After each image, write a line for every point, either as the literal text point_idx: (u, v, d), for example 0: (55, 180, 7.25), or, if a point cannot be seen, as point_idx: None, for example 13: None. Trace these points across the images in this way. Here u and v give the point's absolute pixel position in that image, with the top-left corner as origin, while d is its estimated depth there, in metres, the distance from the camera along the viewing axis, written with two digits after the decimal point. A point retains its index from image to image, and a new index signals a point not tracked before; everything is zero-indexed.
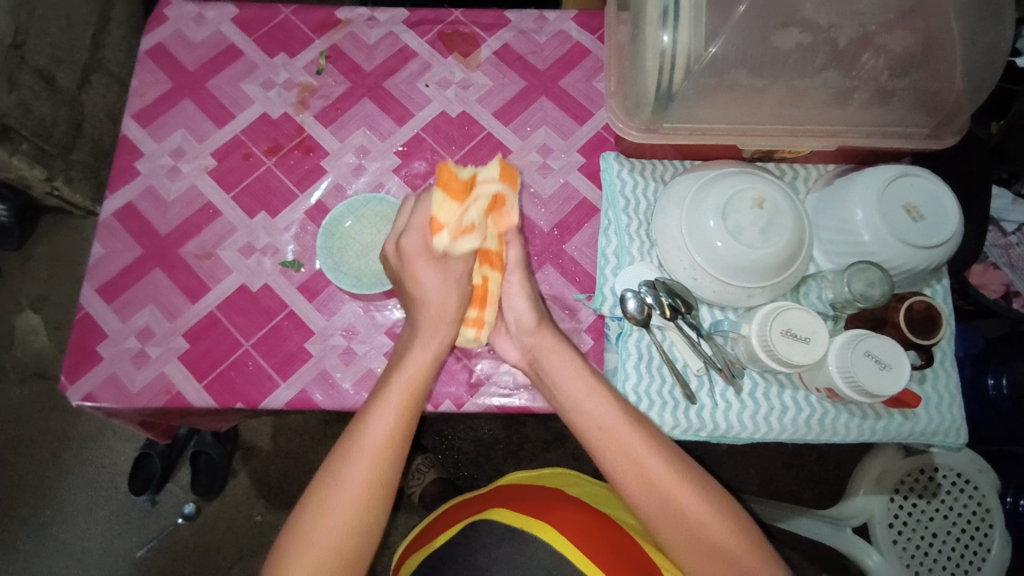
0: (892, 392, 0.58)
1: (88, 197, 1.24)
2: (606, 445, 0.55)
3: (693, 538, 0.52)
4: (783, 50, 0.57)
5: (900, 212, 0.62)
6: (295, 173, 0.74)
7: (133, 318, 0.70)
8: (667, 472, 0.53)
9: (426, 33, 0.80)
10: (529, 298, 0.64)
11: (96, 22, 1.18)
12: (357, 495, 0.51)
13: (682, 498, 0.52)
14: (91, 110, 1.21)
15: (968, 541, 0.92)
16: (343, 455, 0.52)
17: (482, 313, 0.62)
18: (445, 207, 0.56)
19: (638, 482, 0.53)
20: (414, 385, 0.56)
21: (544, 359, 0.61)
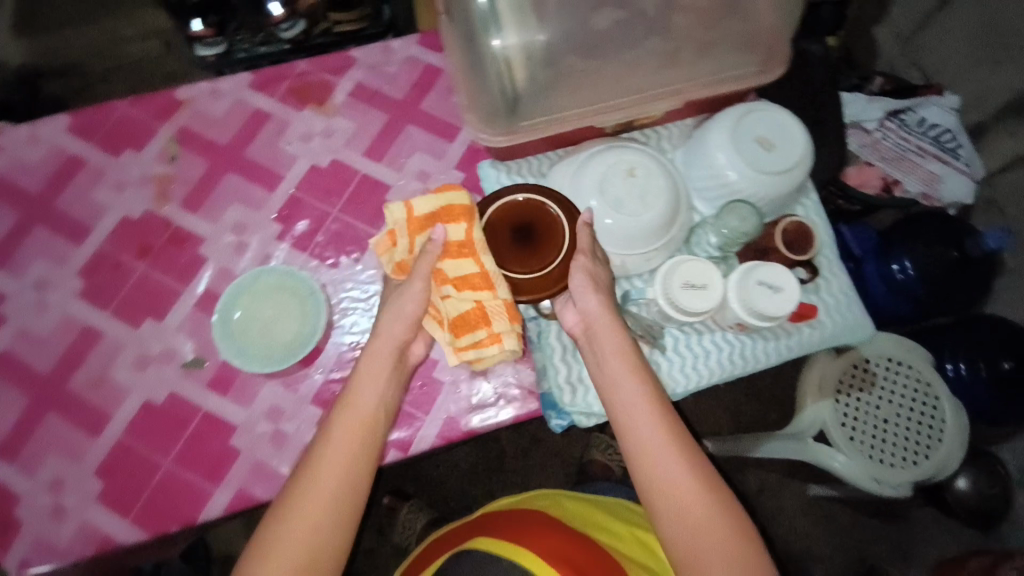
0: (790, 310, 0.62)
1: None
2: (622, 426, 0.56)
3: (685, 527, 0.51)
4: (602, 29, 0.60)
5: (754, 145, 0.67)
6: (174, 270, 0.71)
7: (40, 470, 0.66)
8: (674, 457, 0.53)
9: (275, 91, 0.78)
10: (590, 277, 0.61)
11: None
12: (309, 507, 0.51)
13: (681, 488, 0.52)
14: None
15: (920, 418, 0.99)
16: (304, 487, 0.52)
17: (493, 327, 0.62)
18: (385, 241, 0.64)
19: (646, 464, 0.53)
20: (371, 418, 0.57)
21: (590, 328, 0.60)
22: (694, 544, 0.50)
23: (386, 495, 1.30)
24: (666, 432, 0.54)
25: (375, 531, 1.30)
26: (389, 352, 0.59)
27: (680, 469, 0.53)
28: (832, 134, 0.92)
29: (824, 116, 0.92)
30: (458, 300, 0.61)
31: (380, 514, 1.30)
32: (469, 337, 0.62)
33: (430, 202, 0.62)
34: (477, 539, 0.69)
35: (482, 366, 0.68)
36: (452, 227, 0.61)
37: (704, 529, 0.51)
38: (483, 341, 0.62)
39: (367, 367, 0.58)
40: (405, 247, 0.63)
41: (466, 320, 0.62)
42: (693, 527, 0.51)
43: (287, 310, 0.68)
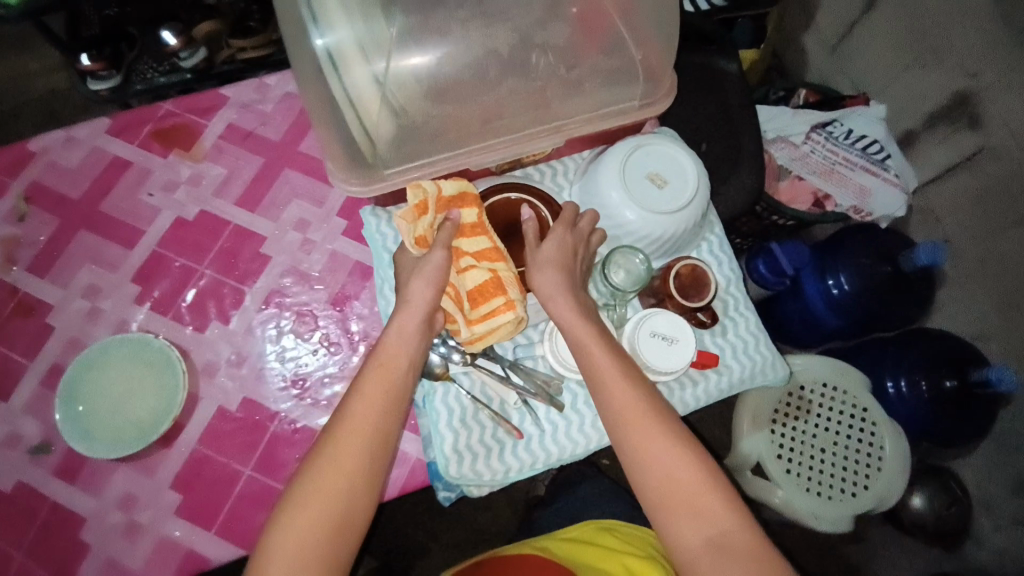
0: (688, 360, 0.60)
1: None
2: (595, 386, 0.55)
3: (655, 479, 0.51)
4: (454, 74, 0.56)
5: (644, 182, 0.63)
6: (21, 340, 0.65)
7: None
8: (646, 413, 0.53)
9: (136, 137, 0.72)
10: (561, 244, 0.59)
11: None
12: (317, 506, 0.48)
13: (652, 443, 0.51)
14: None
15: (858, 444, 0.96)
16: (307, 474, 0.49)
17: (509, 294, 0.58)
18: (410, 217, 0.58)
19: (624, 422, 0.53)
20: (394, 389, 0.53)
21: (566, 320, 0.57)
22: (667, 496, 0.50)
23: None
24: (634, 390, 0.54)
25: None
26: (412, 327, 0.55)
27: (652, 425, 0.52)
28: (749, 156, 0.88)
29: (737, 137, 0.89)
30: (477, 272, 0.59)
31: None
32: (481, 314, 0.59)
33: (452, 184, 0.59)
34: None
35: None
36: (466, 210, 0.60)
37: (704, 511, 0.49)
38: (498, 310, 0.58)
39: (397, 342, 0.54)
40: (429, 219, 0.58)
41: (483, 291, 0.58)
42: (665, 479, 0.50)
43: (145, 385, 0.62)
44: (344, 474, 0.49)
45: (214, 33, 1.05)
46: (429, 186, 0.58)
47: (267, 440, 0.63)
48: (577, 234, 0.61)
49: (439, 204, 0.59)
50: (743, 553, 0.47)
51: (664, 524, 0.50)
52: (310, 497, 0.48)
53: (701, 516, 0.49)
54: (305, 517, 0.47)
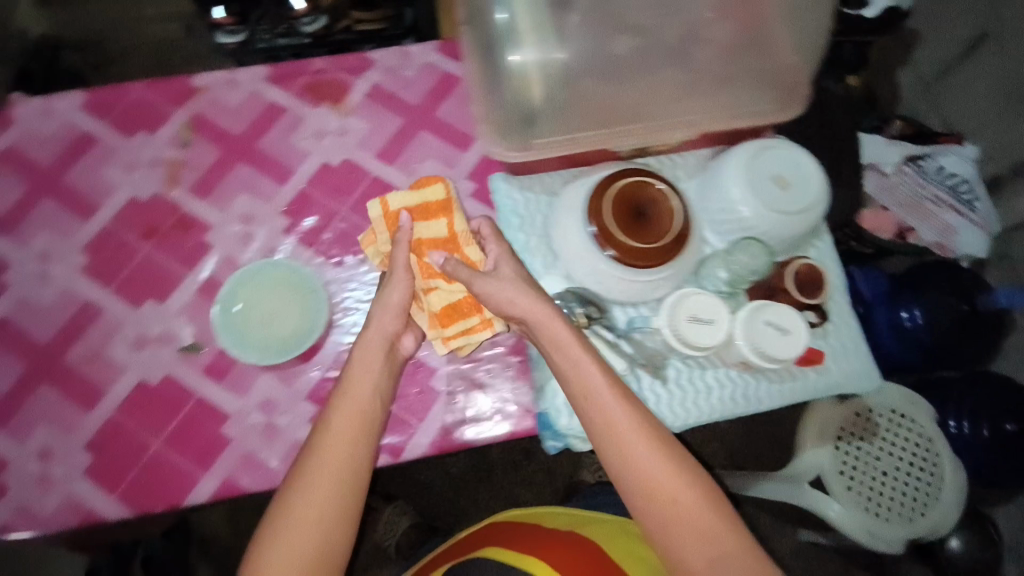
0: (797, 354, 0.62)
1: None
2: (586, 408, 0.57)
3: (656, 504, 0.52)
4: (620, 54, 0.61)
5: (768, 183, 0.66)
6: (179, 253, 0.71)
7: (28, 439, 0.65)
8: (638, 435, 0.54)
9: (292, 86, 0.79)
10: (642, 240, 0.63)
11: None
12: (308, 523, 0.51)
13: (649, 463, 0.53)
14: None
15: (920, 473, 0.97)
16: (298, 489, 0.52)
17: (483, 314, 0.67)
18: (383, 239, 0.67)
19: (616, 446, 0.54)
20: (365, 413, 0.57)
21: (556, 336, 0.59)
22: (671, 524, 0.51)
23: (370, 494, 1.31)
24: (630, 411, 0.55)
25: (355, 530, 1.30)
26: (373, 360, 0.60)
27: (649, 447, 0.54)
28: (849, 173, 0.91)
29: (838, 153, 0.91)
30: (443, 295, 0.66)
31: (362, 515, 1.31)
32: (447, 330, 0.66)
33: (417, 205, 0.67)
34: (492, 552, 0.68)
35: (478, 380, 0.70)
36: (430, 230, 0.67)
37: (707, 534, 0.50)
38: (473, 327, 0.67)
39: (354, 370, 0.59)
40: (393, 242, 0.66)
41: (457, 308, 0.66)
42: (664, 503, 0.52)
43: (290, 307, 0.69)
44: (322, 490, 0.52)
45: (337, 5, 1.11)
46: (398, 207, 0.67)
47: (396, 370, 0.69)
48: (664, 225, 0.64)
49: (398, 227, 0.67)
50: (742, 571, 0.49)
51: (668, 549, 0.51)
52: (301, 510, 0.51)
53: (704, 539, 0.50)
54: (301, 529, 0.50)
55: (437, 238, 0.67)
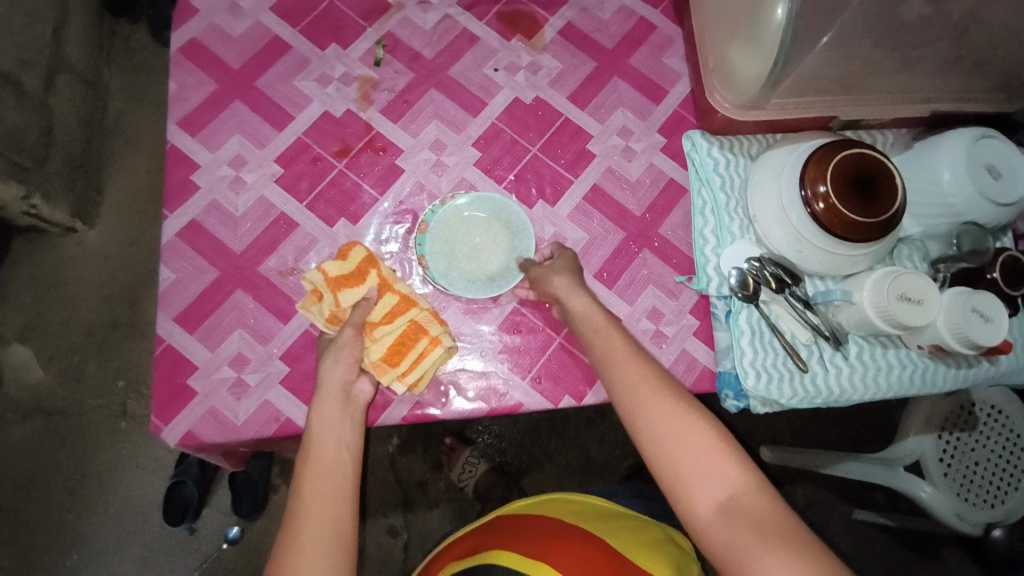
0: (996, 341, 0.62)
1: (65, 212, 1.28)
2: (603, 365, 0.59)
3: (665, 459, 0.53)
4: (906, 22, 0.55)
5: (985, 171, 0.65)
6: (372, 176, 0.70)
7: (222, 346, 0.64)
8: (647, 389, 0.56)
9: (484, 15, 0.77)
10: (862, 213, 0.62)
11: (56, 18, 1.21)
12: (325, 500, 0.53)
13: (655, 418, 0.54)
14: (58, 113, 1.22)
15: (1008, 464, 1.02)
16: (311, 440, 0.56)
17: (431, 333, 0.63)
18: (315, 313, 0.63)
19: (622, 401, 0.56)
20: (341, 393, 0.58)
21: (582, 312, 0.61)
22: (683, 474, 0.51)
23: (447, 436, 1.35)
24: (642, 372, 0.57)
25: (430, 467, 1.34)
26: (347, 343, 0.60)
27: (656, 404, 0.54)
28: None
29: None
30: (393, 331, 0.62)
31: (438, 453, 1.34)
32: (402, 365, 0.62)
33: (342, 264, 0.64)
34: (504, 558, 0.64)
35: (662, 333, 0.70)
36: (350, 290, 0.63)
37: (717, 483, 0.51)
38: (425, 350, 0.62)
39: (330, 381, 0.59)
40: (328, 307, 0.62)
41: (404, 340, 0.62)
42: (667, 456, 0.52)
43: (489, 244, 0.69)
44: (326, 475, 0.54)
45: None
46: (319, 278, 0.63)
47: None
48: (884, 203, 0.63)
49: (338, 283, 0.63)
50: (751, 513, 0.48)
51: (680, 501, 0.52)
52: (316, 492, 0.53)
53: (713, 487, 0.50)
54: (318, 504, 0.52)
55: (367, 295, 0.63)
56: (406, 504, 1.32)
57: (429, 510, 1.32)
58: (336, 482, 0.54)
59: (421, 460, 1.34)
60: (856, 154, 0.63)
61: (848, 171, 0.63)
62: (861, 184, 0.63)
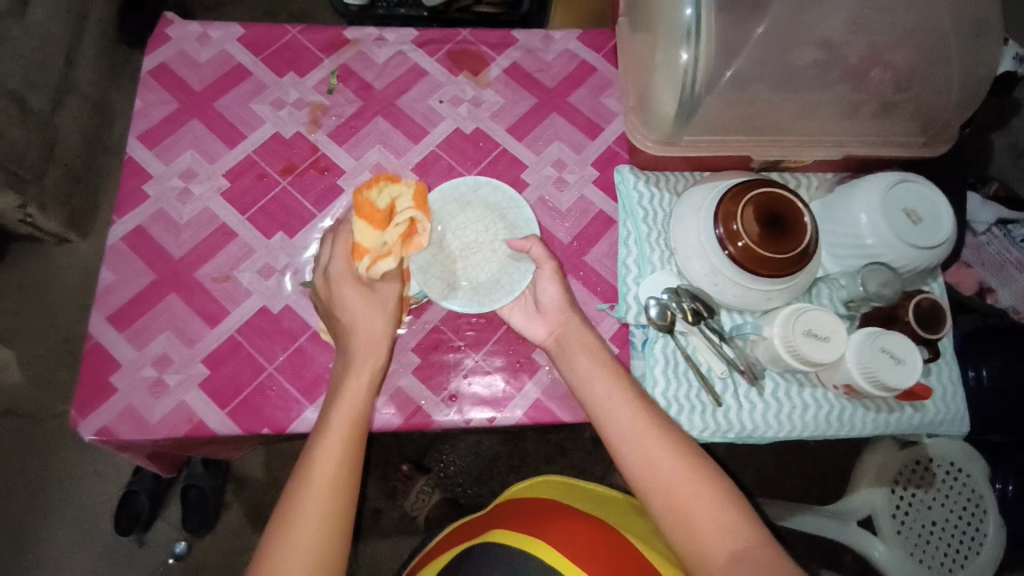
0: (908, 384, 0.62)
1: (59, 223, 1.35)
2: (603, 413, 0.63)
3: (666, 507, 0.57)
4: (801, 65, 0.59)
5: (901, 215, 0.66)
6: (312, 193, 0.74)
7: (148, 346, 0.67)
8: (653, 436, 0.60)
9: (435, 53, 0.83)
10: (774, 251, 0.64)
11: (69, 43, 1.31)
12: (327, 493, 0.56)
13: (662, 464, 0.58)
14: (62, 130, 1.31)
15: (965, 526, 0.97)
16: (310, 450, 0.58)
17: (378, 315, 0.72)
18: (364, 228, 0.64)
19: (625, 448, 0.60)
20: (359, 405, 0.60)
21: (576, 345, 0.66)
22: (682, 519, 0.56)
23: (405, 463, 1.33)
24: (648, 420, 0.61)
25: (386, 495, 1.32)
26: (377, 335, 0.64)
27: (668, 454, 0.59)
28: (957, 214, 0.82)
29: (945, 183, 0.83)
30: None
31: (394, 481, 1.32)
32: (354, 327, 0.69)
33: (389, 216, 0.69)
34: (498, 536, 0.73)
35: None
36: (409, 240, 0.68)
37: (719, 530, 0.55)
38: None
39: (356, 317, 0.63)
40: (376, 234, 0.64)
41: None
42: (670, 502, 0.57)
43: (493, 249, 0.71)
44: (333, 466, 0.57)
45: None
46: (384, 206, 0.67)
47: (501, 335, 0.72)
48: (796, 242, 0.64)
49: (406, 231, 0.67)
50: (760, 561, 0.53)
51: (687, 544, 0.55)
52: (320, 488, 0.57)
53: (720, 533, 0.55)
54: (319, 499, 0.56)
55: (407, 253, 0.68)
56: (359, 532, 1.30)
57: (380, 538, 1.30)
58: (337, 499, 0.57)
59: (377, 486, 1.32)
60: (770, 194, 0.65)
61: (761, 208, 0.64)
62: (773, 221, 0.64)
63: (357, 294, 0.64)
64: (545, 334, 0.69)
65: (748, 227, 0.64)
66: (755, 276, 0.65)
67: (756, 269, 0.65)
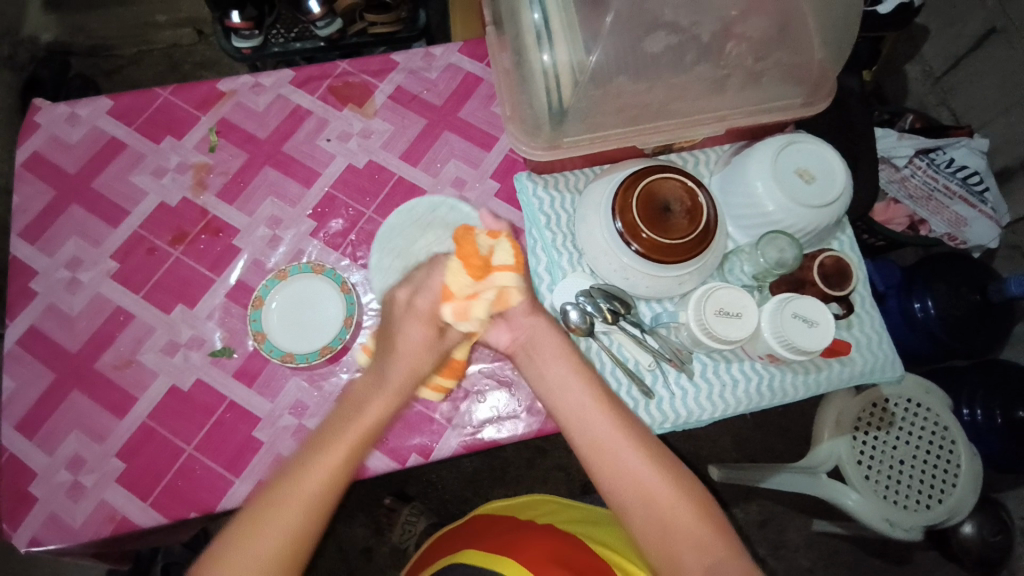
0: (824, 344, 0.63)
1: None
2: (581, 427, 0.57)
3: (635, 495, 0.54)
4: (655, 53, 0.59)
5: (794, 177, 0.65)
6: (207, 258, 0.72)
7: (58, 449, 0.64)
8: (629, 447, 0.56)
9: (316, 90, 0.79)
10: (679, 239, 0.62)
11: None
12: (304, 513, 0.49)
13: (643, 475, 0.55)
14: None
15: (935, 459, 0.97)
16: (299, 458, 0.51)
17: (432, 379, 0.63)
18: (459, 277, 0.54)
19: (599, 462, 0.55)
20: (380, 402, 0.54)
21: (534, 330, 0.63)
22: (645, 505, 0.53)
23: (387, 496, 1.29)
24: (622, 429, 0.56)
25: (373, 532, 1.28)
26: (403, 378, 0.56)
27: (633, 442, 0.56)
28: (867, 158, 0.81)
29: (848, 132, 0.82)
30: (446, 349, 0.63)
31: (379, 515, 1.28)
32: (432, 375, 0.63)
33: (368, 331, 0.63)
34: (465, 553, 0.63)
35: (506, 378, 0.70)
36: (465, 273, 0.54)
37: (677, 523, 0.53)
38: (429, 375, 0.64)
39: (400, 345, 0.57)
40: (468, 287, 0.54)
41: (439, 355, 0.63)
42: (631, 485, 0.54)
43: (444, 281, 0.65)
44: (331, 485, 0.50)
45: (353, 6, 1.05)
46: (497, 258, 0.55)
47: None
48: (698, 225, 0.63)
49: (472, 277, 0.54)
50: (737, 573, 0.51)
51: (648, 527, 0.53)
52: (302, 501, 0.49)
53: (702, 547, 0.52)
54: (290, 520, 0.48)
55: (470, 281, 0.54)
56: None
57: None
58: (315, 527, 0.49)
59: (362, 524, 1.28)
60: (665, 180, 0.64)
61: (656, 198, 0.64)
62: (670, 210, 0.64)
63: (422, 338, 0.57)
64: (507, 341, 0.64)
65: (646, 217, 0.63)
66: (663, 265, 0.64)
67: (663, 258, 0.63)
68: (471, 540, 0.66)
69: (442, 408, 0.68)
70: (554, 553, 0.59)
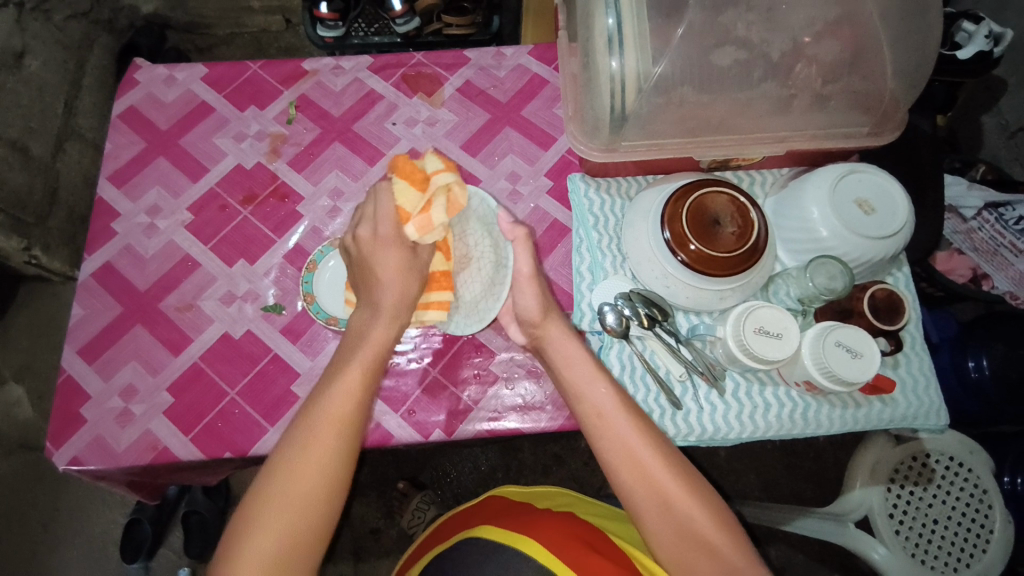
0: (867, 378, 0.61)
1: (66, 263, 1.27)
2: (598, 426, 0.57)
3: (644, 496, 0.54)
4: (723, 67, 0.60)
5: (852, 206, 0.64)
6: (270, 220, 0.76)
7: (115, 377, 0.70)
8: (646, 444, 0.56)
9: (390, 77, 0.84)
10: (724, 251, 0.62)
11: (68, 90, 1.24)
12: (315, 468, 0.51)
13: (658, 473, 0.55)
14: (66, 176, 1.24)
15: (971, 523, 0.92)
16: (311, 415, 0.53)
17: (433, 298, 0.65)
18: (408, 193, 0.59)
19: (620, 462, 0.55)
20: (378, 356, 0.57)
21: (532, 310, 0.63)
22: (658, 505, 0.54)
23: (401, 480, 1.31)
24: (638, 426, 0.57)
25: (383, 514, 1.29)
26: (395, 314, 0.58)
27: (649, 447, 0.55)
28: (930, 199, 0.79)
29: (915, 168, 0.80)
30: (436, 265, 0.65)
31: (391, 499, 1.30)
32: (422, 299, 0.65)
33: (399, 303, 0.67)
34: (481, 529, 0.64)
35: (536, 369, 0.71)
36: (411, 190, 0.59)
37: (687, 525, 0.53)
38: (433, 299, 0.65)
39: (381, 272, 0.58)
40: (420, 201, 0.58)
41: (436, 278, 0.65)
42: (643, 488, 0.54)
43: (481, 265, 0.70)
44: (335, 439, 0.52)
45: (431, 7, 1.11)
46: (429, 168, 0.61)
47: (455, 348, 0.72)
48: (745, 241, 0.63)
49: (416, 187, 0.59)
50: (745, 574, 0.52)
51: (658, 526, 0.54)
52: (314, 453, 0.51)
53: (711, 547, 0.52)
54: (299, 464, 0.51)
55: (415, 198, 0.59)
56: (358, 552, 1.28)
57: (379, 558, 1.27)
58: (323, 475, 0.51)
59: (375, 505, 1.30)
60: (715, 192, 0.64)
61: (706, 210, 0.64)
62: (717, 223, 0.63)
63: (399, 259, 0.59)
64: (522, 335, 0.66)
65: (693, 228, 0.63)
66: (707, 277, 0.64)
67: (708, 270, 0.63)
68: (487, 518, 0.67)
69: (470, 390, 0.70)
70: (569, 540, 0.60)
